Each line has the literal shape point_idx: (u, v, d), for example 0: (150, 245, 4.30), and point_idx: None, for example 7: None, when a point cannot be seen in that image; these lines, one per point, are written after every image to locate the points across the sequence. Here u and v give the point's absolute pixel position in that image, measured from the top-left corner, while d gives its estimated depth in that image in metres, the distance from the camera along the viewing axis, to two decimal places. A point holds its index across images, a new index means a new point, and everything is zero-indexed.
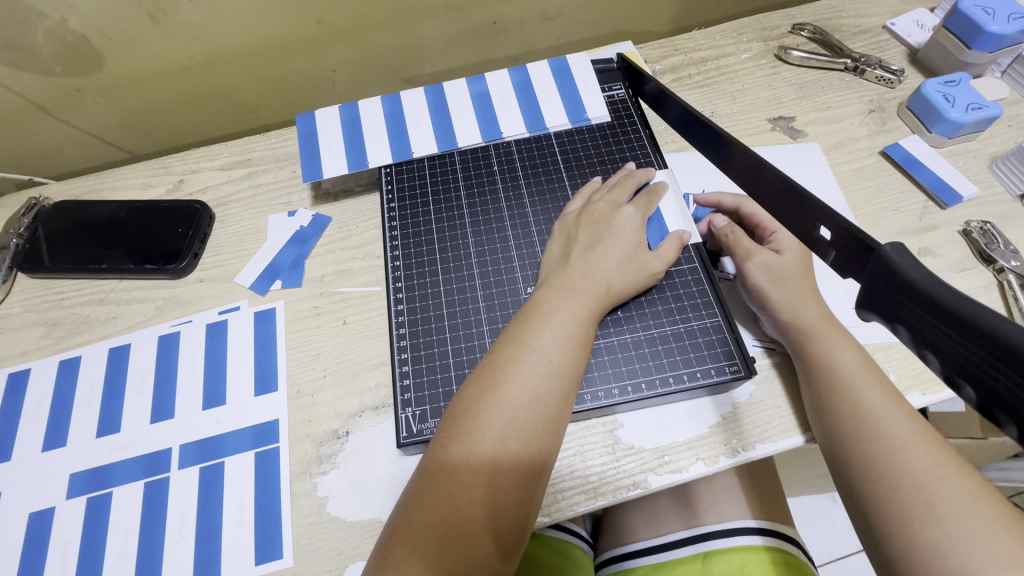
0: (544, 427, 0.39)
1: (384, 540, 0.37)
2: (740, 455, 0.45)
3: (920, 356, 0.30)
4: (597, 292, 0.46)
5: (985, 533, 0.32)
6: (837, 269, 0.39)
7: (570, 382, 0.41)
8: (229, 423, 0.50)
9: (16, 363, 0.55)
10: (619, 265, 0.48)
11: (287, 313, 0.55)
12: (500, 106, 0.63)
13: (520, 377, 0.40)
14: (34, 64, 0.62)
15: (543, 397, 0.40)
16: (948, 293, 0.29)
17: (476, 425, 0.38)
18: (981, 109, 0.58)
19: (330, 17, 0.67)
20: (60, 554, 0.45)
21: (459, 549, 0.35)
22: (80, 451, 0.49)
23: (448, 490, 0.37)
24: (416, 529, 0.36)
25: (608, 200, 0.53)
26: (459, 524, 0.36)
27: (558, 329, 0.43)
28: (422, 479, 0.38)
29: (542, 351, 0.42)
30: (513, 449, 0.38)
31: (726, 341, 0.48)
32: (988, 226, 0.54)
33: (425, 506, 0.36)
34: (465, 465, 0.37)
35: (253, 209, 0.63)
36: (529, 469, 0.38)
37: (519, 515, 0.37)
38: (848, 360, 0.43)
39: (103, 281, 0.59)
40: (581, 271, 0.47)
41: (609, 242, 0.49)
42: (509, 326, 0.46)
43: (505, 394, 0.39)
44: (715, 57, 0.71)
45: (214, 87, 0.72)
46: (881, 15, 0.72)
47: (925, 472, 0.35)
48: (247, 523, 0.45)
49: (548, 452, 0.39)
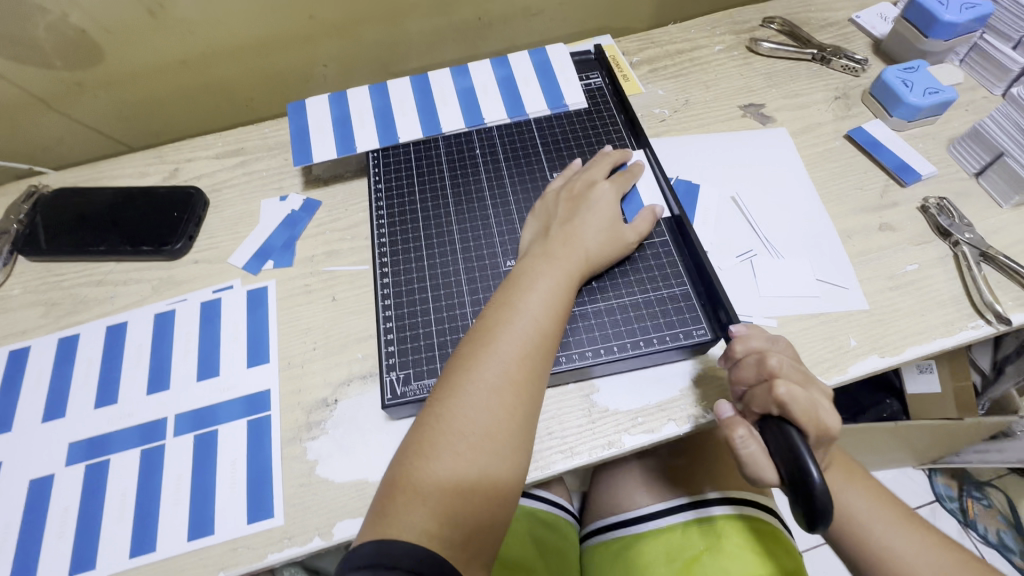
0: (533, 382, 0.42)
1: (383, 489, 0.39)
2: (709, 416, 0.48)
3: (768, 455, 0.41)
4: (577, 260, 0.49)
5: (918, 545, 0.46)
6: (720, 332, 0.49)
7: (554, 339, 0.44)
8: (223, 394, 0.52)
9: (16, 341, 0.57)
10: (597, 236, 0.51)
11: (278, 292, 0.57)
12: (482, 95, 0.66)
13: (509, 334, 0.43)
14: (35, 57, 0.65)
15: (531, 352, 0.42)
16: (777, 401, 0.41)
17: (469, 378, 0.41)
18: (938, 93, 0.62)
19: (321, 12, 0.70)
20: (59, 517, 0.47)
21: (457, 495, 0.37)
22: (79, 423, 0.51)
23: (444, 441, 0.39)
24: (415, 478, 0.38)
25: (587, 177, 0.56)
26: (455, 471, 0.38)
27: (543, 292, 0.45)
28: (419, 431, 0.40)
29: (529, 312, 0.44)
30: (504, 399, 0.40)
31: (694, 307, 0.50)
32: (945, 202, 0.57)
33: (423, 457, 0.39)
34: (460, 417, 0.40)
35: (246, 195, 0.65)
36: (520, 420, 0.41)
37: (512, 464, 0.40)
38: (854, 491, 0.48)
39: (100, 263, 0.61)
40: (562, 241, 0.50)
41: (588, 215, 0.52)
42: (497, 292, 0.48)
43: (496, 350, 0.42)
44: (690, 49, 0.74)
45: (209, 81, 0.75)
46: (847, 9, 0.76)
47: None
48: (239, 486, 0.47)
49: (536, 404, 0.42)
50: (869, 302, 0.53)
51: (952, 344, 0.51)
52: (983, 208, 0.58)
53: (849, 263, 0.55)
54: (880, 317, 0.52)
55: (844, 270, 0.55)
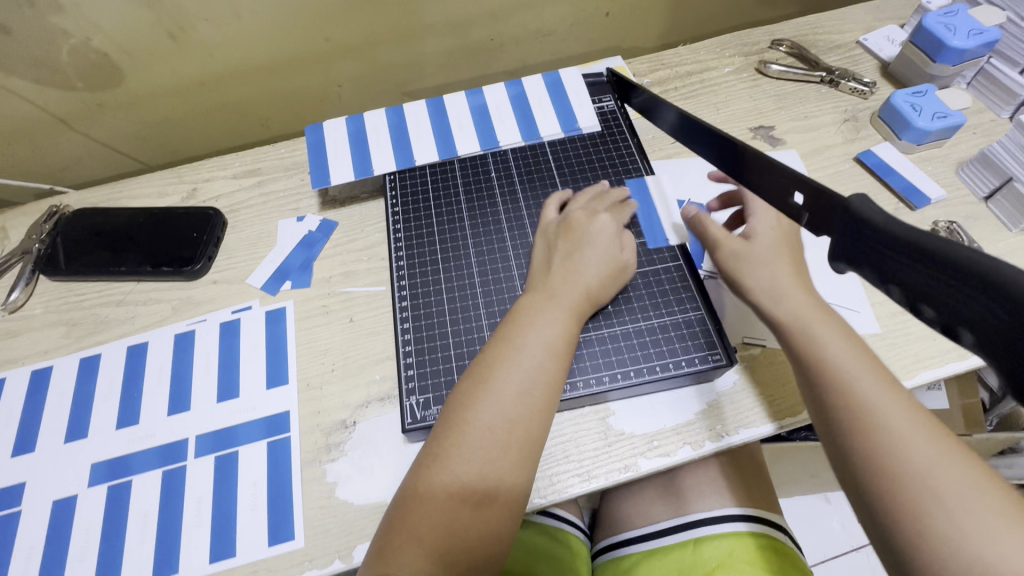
0: (532, 419, 0.42)
1: (384, 527, 0.40)
2: (723, 440, 0.48)
3: (914, 310, 0.35)
4: (577, 295, 0.49)
5: (930, 448, 0.36)
6: (811, 229, 0.43)
7: (556, 376, 0.44)
8: (243, 415, 0.53)
9: (38, 361, 0.58)
10: (597, 269, 0.51)
11: (296, 312, 0.58)
12: (496, 117, 0.67)
13: (508, 373, 0.43)
14: (57, 80, 0.66)
15: (530, 391, 0.43)
16: (885, 219, 0.36)
17: (467, 418, 0.41)
18: (946, 118, 0.63)
19: (337, 35, 0.72)
20: (82, 538, 0.48)
21: (450, 536, 0.38)
22: (101, 443, 0.52)
23: (441, 482, 0.40)
24: (411, 519, 0.39)
25: (585, 210, 0.55)
26: (449, 513, 0.39)
27: (543, 329, 0.46)
28: (418, 470, 0.41)
29: (528, 349, 0.44)
30: (500, 439, 0.41)
31: (708, 331, 0.51)
32: (954, 226, 0.59)
33: (419, 498, 0.40)
34: (457, 457, 0.40)
35: (264, 215, 0.66)
36: (515, 460, 0.41)
37: (508, 504, 0.40)
38: (836, 343, 0.43)
39: (120, 283, 0.62)
40: (562, 277, 0.50)
41: (587, 248, 0.52)
42: (498, 327, 0.49)
43: (494, 389, 0.42)
44: (699, 71, 0.75)
45: (226, 101, 0.76)
46: (855, 31, 0.77)
47: (923, 461, 0.35)
48: (260, 508, 0.48)
49: (535, 443, 0.42)
50: (881, 325, 0.53)
51: (966, 368, 0.51)
52: (992, 232, 0.59)
53: (860, 285, 0.55)
54: (892, 340, 0.52)
55: (856, 294, 0.55)
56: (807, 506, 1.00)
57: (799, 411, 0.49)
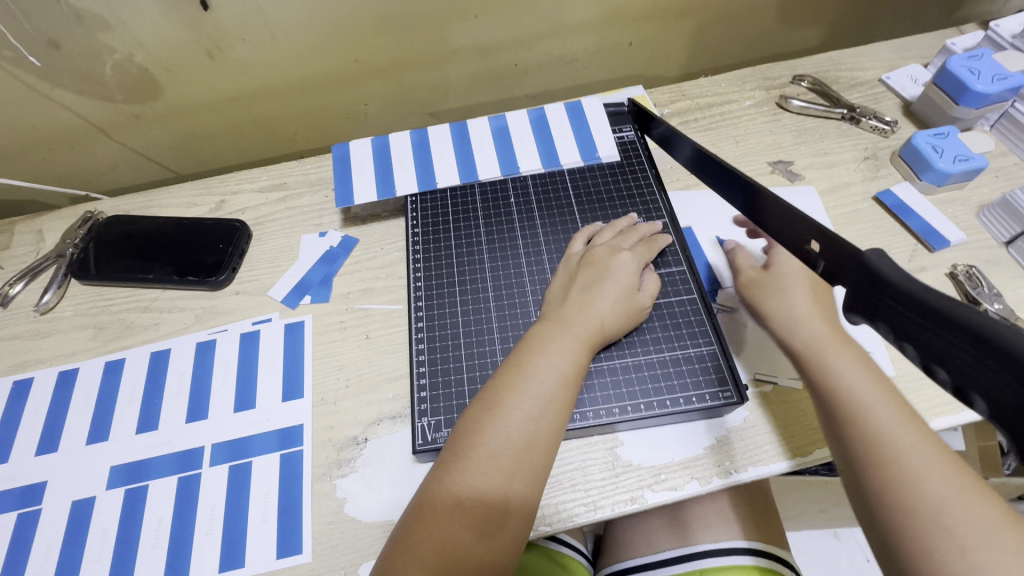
0: (538, 448, 0.43)
1: (388, 548, 0.40)
2: (732, 476, 0.48)
3: (928, 370, 0.36)
4: (592, 329, 0.49)
5: (948, 485, 0.36)
6: (826, 276, 0.44)
7: (564, 408, 0.45)
8: (258, 426, 0.54)
9: (65, 362, 0.60)
10: (613, 305, 0.51)
11: (315, 326, 0.60)
12: (518, 142, 0.68)
13: (515, 400, 0.44)
14: (100, 92, 0.69)
15: (537, 418, 0.43)
16: (899, 275, 0.37)
17: (472, 444, 0.42)
18: (968, 160, 0.62)
19: (367, 56, 0.74)
20: (98, 539, 0.49)
21: (451, 560, 0.39)
22: (122, 446, 0.53)
23: (444, 506, 0.40)
24: (413, 539, 0.39)
25: (609, 245, 0.56)
26: (452, 537, 0.39)
27: (554, 358, 0.46)
28: (422, 493, 0.42)
29: (536, 377, 0.45)
30: (504, 466, 0.41)
31: (720, 367, 0.51)
32: (974, 270, 0.58)
33: (423, 521, 0.40)
34: (462, 482, 0.41)
35: (288, 229, 0.68)
36: (520, 488, 0.41)
37: (512, 532, 0.41)
38: (856, 374, 0.44)
39: (147, 290, 0.64)
40: (578, 307, 0.50)
41: (605, 284, 0.52)
42: (510, 352, 0.49)
43: (501, 416, 0.43)
44: (720, 103, 0.76)
45: (258, 116, 0.79)
46: (877, 69, 0.77)
47: (943, 500, 0.35)
48: (270, 519, 0.49)
49: (540, 472, 0.42)
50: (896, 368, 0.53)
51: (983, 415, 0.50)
52: (1014, 277, 0.58)
53: None
54: (906, 384, 0.52)
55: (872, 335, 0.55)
56: (816, 541, 0.98)
57: (808, 452, 0.49)
